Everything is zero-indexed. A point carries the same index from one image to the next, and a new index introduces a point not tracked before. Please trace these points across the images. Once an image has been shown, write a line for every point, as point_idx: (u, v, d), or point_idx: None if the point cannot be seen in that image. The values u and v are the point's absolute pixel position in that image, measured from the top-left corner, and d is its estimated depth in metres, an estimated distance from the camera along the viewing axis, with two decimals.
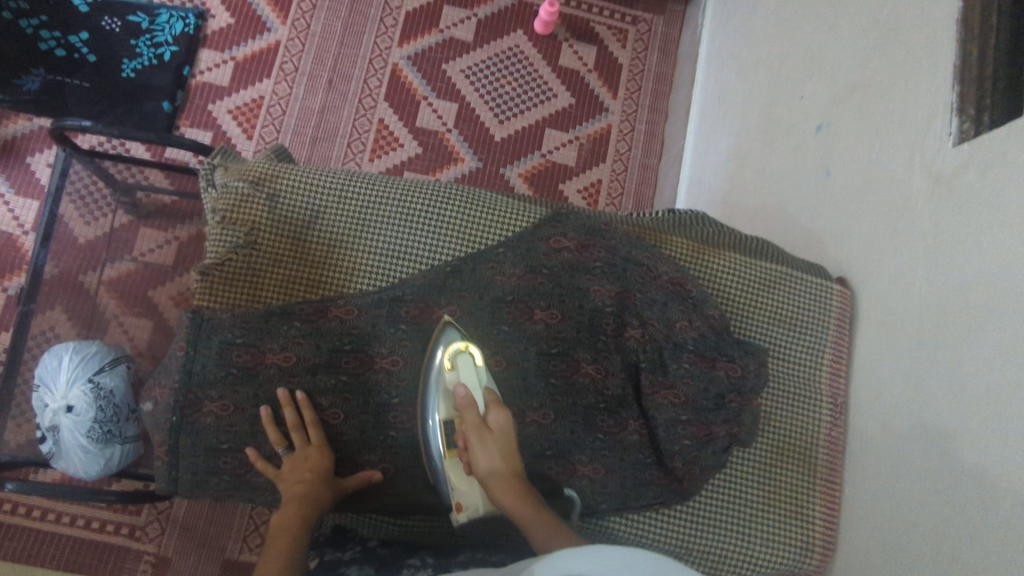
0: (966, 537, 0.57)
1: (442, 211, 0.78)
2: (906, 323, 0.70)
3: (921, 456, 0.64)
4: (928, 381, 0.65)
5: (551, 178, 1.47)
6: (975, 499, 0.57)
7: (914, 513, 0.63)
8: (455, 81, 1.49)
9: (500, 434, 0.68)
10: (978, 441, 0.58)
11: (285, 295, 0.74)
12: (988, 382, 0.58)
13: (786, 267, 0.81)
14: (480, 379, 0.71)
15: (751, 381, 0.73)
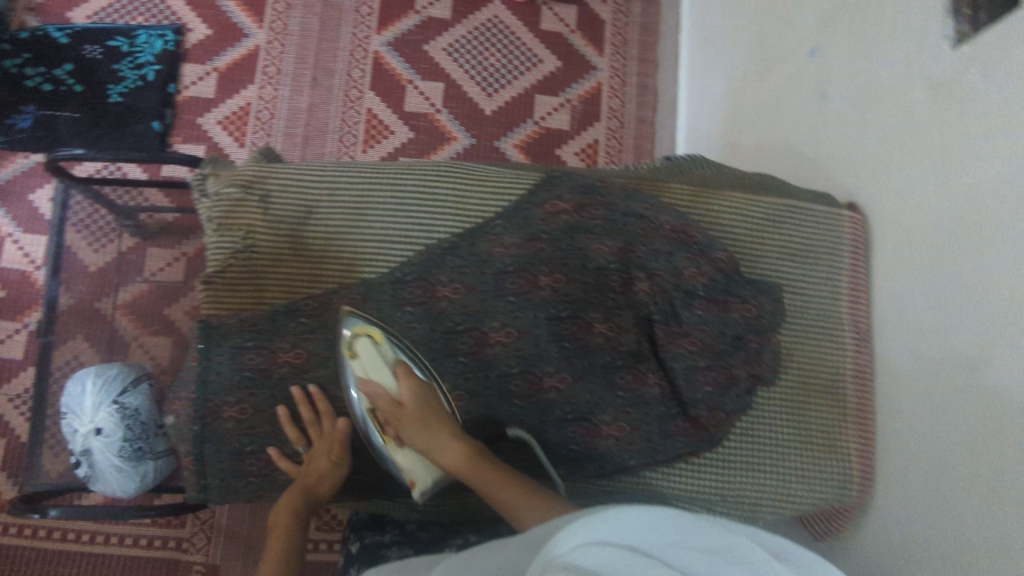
0: (1006, 447, 0.55)
1: (435, 188, 0.77)
2: (924, 240, 0.67)
3: (959, 374, 0.61)
4: (952, 298, 0.63)
5: (547, 144, 1.45)
6: (1012, 413, 0.55)
7: (953, 434, 0.61)
8: (438, 61, 1.47)
9: (416, 399, 0.68)
10: (1012, 353, 0.55)
11: (291, 292, 0.73)
12: (1015, 284, 0.56)
13: (792, 199, 0.78)
14: (384, 358, 0.70)
15: (767, 320, 0.72)
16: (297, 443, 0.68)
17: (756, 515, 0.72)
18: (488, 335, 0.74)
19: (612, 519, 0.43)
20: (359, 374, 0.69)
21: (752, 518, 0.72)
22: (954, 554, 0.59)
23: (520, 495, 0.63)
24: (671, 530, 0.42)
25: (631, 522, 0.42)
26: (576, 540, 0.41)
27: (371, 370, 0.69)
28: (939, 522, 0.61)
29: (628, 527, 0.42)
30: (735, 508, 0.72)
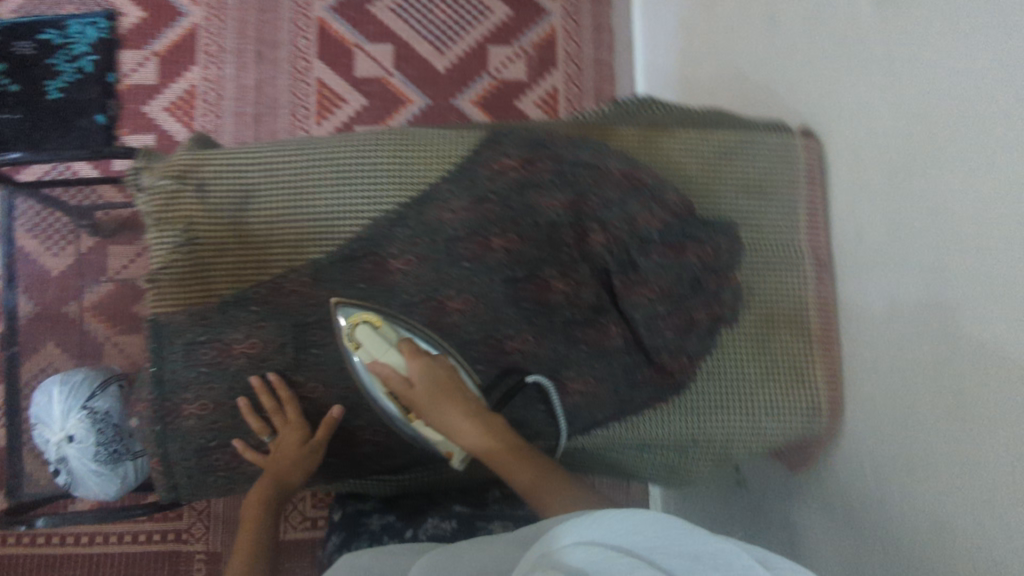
0: (960, 366, 0.53)
1: (376, 158, 0.73)
2: (874, 160, 0.64)
3: (915, 295, 0.59)
4: (904, 217, 0.60)
5: (505, 98, 1.41)
6: (961, 330, 0.53)
7: (909, 358, 0.59)
8: (384, 21, 1.41)
9: (432, 380, 0.68)
10: (964, 268, 0.53)
11: (239, 283, 0.71)
12: (963, 196, 0.53)
13: (742, 133, 0.77)
14: (389, 340, 0.69)
15: (725, 259, 0.70)
16: (266, 434, 0.68)
17: (731, 452, 0.73)
18: (444, 304, 0.73)
19: (599, 519, 0.42)
20: (366, 360, 0.69)
21: (723, 455, 0.73)
22: (910, 478, 0.59)
23: (541, 476, 0.63)
24: (659, 529, 0.41)
25: (620, 522, 0.41)
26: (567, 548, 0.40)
27: (380, 355, 0.69)
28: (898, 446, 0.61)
29: (616, 529, 0.41)
30: (705, 447, 0.72)
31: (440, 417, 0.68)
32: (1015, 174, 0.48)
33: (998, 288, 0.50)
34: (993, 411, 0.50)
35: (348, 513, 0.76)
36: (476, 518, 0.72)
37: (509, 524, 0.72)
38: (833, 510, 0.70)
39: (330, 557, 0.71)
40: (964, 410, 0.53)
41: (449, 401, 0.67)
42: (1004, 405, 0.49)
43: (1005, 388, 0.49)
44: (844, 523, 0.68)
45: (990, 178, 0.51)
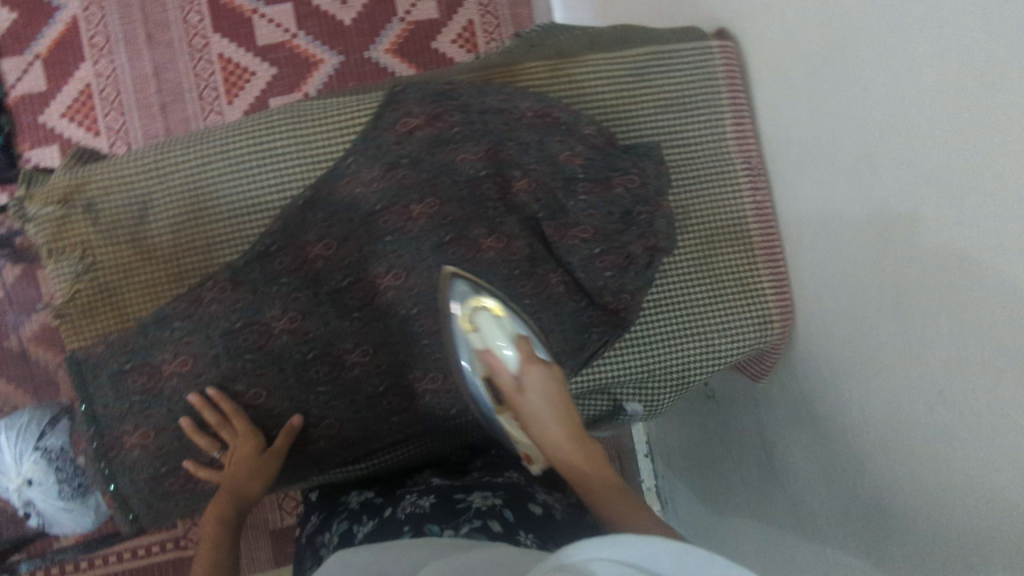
0: (900, 261, 0.52)
1: (270, 141, 0.68)
2: (792, 56, 0.62)
3: (856, 192, 0.56)
4: (832, 113, 0.58)
5: (420, 42, 1.34)
6: (899, 224, 0.52)
7: (856, 256, 0.58)
8: None
9: (540, 388, 0.66)
10: (895, 156, 0.51)
11: (153, 301, 0.67)
12: (886, 83, 0.51)
13: (653, 45, 0.72)
14: (507, 334, 0.69)
15: (655, 185, 0.67)
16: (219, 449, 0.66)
17: (689, 380, 0.72)
18: (376, 282, 0.70)
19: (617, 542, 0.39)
20: (479, 346, 0.69)
21: (683, 384, 0.72)
22: (866, 375, 0.59)
23: (615, 490, 0.58)
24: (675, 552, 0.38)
25: (641, 549, 0.38)
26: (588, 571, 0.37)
27: (496, 346, 0.68)
28: (847, 347, 0.61)
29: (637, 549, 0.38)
30: (665, 378, 0.71)
31: (535, 428, 0.65)
32: (948, 51, 0.45)
33: (935, 179, 0.48)
34: (936, 303, 0.49)
35: (326, 495, 0.72)
36: (455, 492, 0.63)
37: (493, 495, 0.62)
38: (800, 410, 0.70)
39: (310, 538, 0.67)
40: (908, 307, 0.52)
41: (551, 405, 0.65)
42: (949, 296, 0.48)
43: (948, 280, 0.48)
44: (809, 423, 0.69)
45: (918, 59, 0.48)
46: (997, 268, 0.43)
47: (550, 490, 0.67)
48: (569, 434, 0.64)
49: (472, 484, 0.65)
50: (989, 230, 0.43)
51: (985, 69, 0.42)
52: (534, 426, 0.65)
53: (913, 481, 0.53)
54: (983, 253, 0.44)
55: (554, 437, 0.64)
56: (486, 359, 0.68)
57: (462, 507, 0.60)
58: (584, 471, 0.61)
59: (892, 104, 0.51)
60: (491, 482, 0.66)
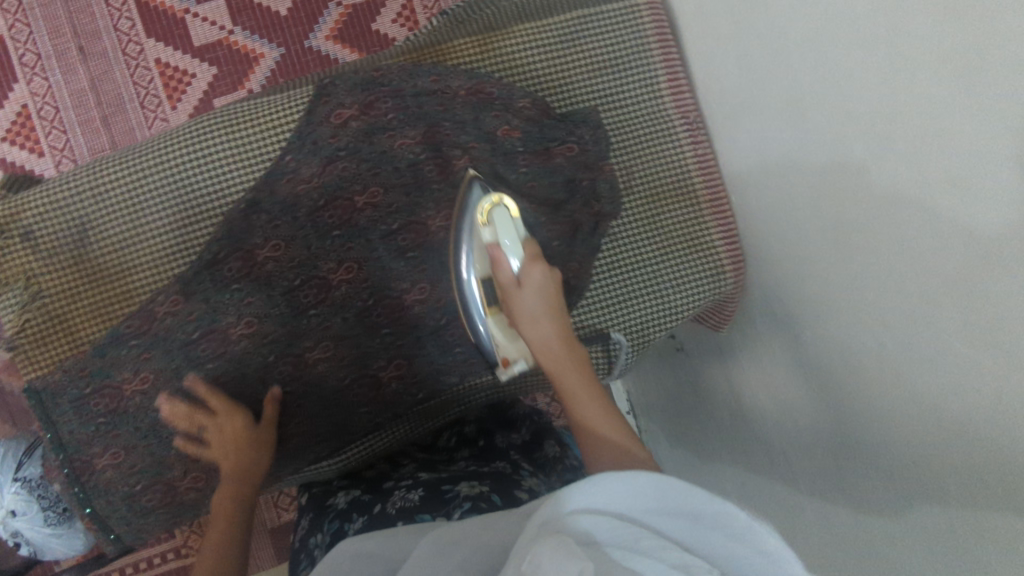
0: (837, 202, 0.53)
1: (203, 150, 0.67)
2: (716, 7, 0.63)
3: (792, 138, 0.57)
4: (763, 61, 0.58)
5: (360, 25, 1.31)
6: (835, 165, 0.52)
7: (794, 199, 0.59)
8: None
9: (540, 288, 0.61)
10: (826, 99, 0.52)
11: (103, 323, 0.66)
12: (811, 27, 0.51)
13: (580, 8, 0.71)
14: (517, 232, 0.63)
15: (593, 151, 0.70)
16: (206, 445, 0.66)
17: (648, 338, 0.72)
18: (329, 278, 0.70)
19: (598, 484, 0.39)
20: (486, 241, 0.63)
21: (645, 343, 0.73)
22: (816, 313, 0.60)
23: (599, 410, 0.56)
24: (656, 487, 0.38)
25: (621, 489, 0.38)
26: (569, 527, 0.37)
27: (502, 242, 0.62)
28: (796, 290, 0.62)
29: (615, 494, 0.38)
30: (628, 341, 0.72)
31: (524, 327, 0.61)
32: None
33: (867, 112, 0.47)
34: (871, 235, 0.50)
35: (316, 495, 0.71)
36: (443, 483, 0.63)
37: (480, 483, 0.62)
38: (757, 357, 0.72)
39: (303, 542, 0.66)
40: (848, 244, 0.53)
41: (547, 310, 0.61)
42: (881, 227, 0.48)
43: (881, 215, 0.48)
44: (761, 364, 0.72)
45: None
46: (925, 194, 0.43)
47: (536, 470, 0.67)
48: (561, 337, 0.60)
49: (457, 473, 0.65)
50: (917, 158, 0.44)
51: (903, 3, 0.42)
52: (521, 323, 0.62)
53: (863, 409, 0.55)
54: (912, 183, 0.44)
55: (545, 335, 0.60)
56: (490, 254, 0.62)
57: (449, 495, 0.60)
58: (566, 371, 0.59)
59: (817, 44, 0.51)
60: (477, 470, 0.66)
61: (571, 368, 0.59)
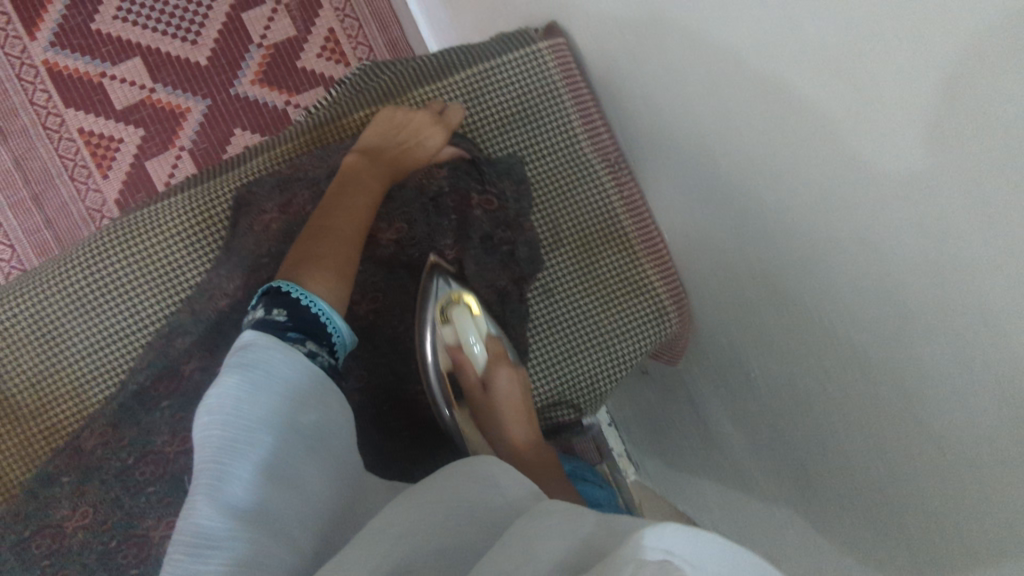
0: (785, 255, 0.50)
1: (119, 269, 0.67)
2: (627, 53, 0.60)
3: (734, 185, 0.53)
4: (693, 104, 0.53)
5: (283, 64, 1.23)
6: (786, 221, 0.48)
7: (743, 245, 0.55)
8: (117, 34, 1.19)
9: (509, 391, 0.65)
10: (771, 152, 0.46)
11: (34, 460, 0.65)
12: (741, 80, 0.46)
13: (482, 61, 0.69)
14: (482, 326, 0.67)
15: (513, 207, 0.68)
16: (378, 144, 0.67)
17: (602, 391, 0.70)
18: None
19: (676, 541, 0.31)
20: (451, 341, 0.67)
21: (597, 396, 0.71)
22: (764, 347, 0.58)
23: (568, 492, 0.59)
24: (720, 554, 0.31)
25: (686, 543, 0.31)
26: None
27: (467, 342, 0.67)
28: (747, 322, 0.60)
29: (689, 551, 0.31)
30: (579, 395, 0.70)
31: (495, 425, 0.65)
32: (800, 32, 0.39)
33: (808, 166, 0.43)
34: (818, 287, 0.47)
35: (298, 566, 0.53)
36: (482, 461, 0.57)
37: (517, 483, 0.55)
38: (715, 385, 0.71)
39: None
40: (802, 300, 0.49)
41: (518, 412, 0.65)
42: (832, 285, 0.45)
43: (830, 273, 0.45)
44: (726, 399, 0.70)
45: (767, 26, 0.41)
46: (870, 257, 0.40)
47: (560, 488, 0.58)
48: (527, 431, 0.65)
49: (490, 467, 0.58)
50: (851, 219, 0.41)
51: (830, 66, 0.38)
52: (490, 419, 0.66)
53: (832, 442, 0.52)
54: (865, 246, 0.40)
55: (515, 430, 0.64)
56: (457, 355, 0.67)
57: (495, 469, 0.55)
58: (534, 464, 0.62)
59: (751, 97, 0.46)
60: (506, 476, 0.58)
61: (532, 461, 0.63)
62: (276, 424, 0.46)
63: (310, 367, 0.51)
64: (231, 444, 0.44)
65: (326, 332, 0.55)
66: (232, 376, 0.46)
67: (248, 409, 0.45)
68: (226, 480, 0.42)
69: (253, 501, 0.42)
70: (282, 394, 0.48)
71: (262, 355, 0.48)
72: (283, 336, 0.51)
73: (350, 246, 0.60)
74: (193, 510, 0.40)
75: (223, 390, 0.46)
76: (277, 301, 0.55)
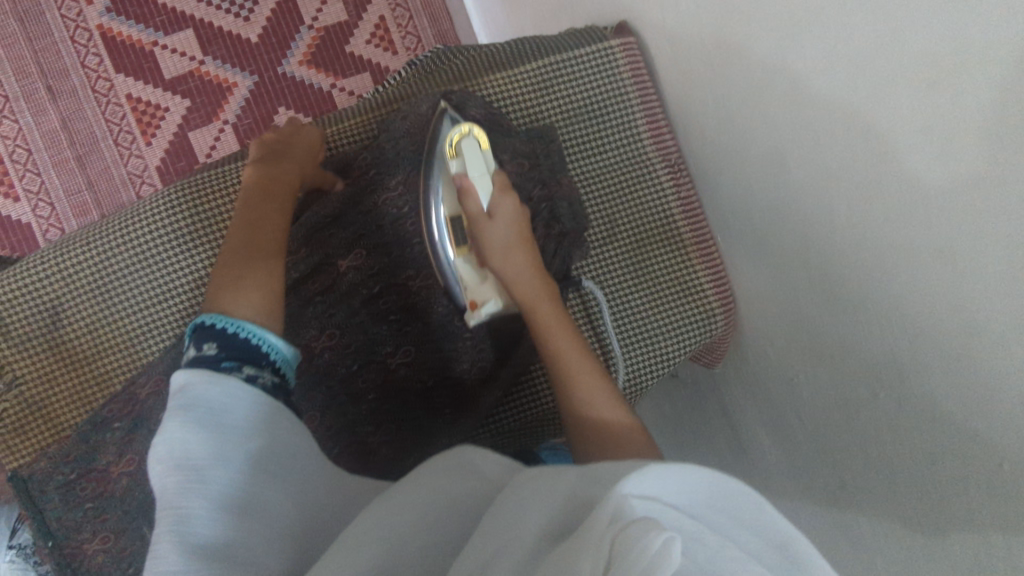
0: (855, 261, 0.51)
1: (180, 229, 0.67)
2: (706, 58, 0.61)
3: (807, 191, 0.54)
4: (771, 109, 0.55)
5: (333, 46, 1.24)
6: (860, 226, 0.49)
7: (805, 249, 0.57)
8: (173, 5, 1.19)
9: (507, 219, 0.63)
10: (855, 157, 0.48)
11: (86, 406, 0.66)
12: (833, 91, 0.47)
13: (556, 54, 0.71)
14: (486, 163, 0.65)
15: (546, 164, 0.70)
16: (276, 153, 0.69)
17: (643, 386, 0.72)
18: (311, 346, 0.69)
19: (662, 478, 0.33)
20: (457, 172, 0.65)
21: (637, 391, 0.72)
22: (816, 355, 0.59)
23: (581, 367, 0.57)
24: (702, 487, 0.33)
25: (670, 482, 0.33)
26: (661, 545, 0.28)
27: (471, 173, 0.64)
28: (803, 333, 0.60)
29: (673, 489, 0.33)
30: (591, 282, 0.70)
31: (496, 260, 0.62)
32: (910, 42, 0.40)
33: (895, 171, 0.44)
34: (886, 288, 0.48)
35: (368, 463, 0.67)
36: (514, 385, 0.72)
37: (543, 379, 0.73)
38: (750, 390, 0.72)
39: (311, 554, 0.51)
40: (863, 305, 0.51)
41: (523, 255, 0.63)
42: (906, 288, 0.46)
43: (902, 277, 0.46)
44: (757, 404, 0.71)
45: (873, 37, 0.43)
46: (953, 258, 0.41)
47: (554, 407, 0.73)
48: (535, 266, 0.62)
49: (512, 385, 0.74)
50: (940, 220, 0.42)
51: (948, 76, 0.39)
52: (491, 254, 0.63)
53: (875, 451, 0.54)
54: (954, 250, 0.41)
55: (518, 269, 0.62)
56: (459, 182, 0.64)
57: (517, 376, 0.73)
58: (546, 317, 0.60)
59: (845, 106, 0.47)
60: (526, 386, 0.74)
61: (548, 319, 0.60)
62: (233, 455, 0.44)
63: (251, 390, 0.49)
64: (189, 485, 0.42)
65: (262, 354, 0.53)
66: (175, 422, 0.45)
67: (194, 451, 0.44)
68: (188, 520, 0.41)
69: (221, 538, 0.41)
70: (230, 428, 0.46)
71: (204, 394, 0.47)
72: (215, 366, 0.50)
73: (271, 256, 0.61)
74: (159, 556, 0.40)
75: (169, 436, 0.44)
76: (207, 335, 0.53)
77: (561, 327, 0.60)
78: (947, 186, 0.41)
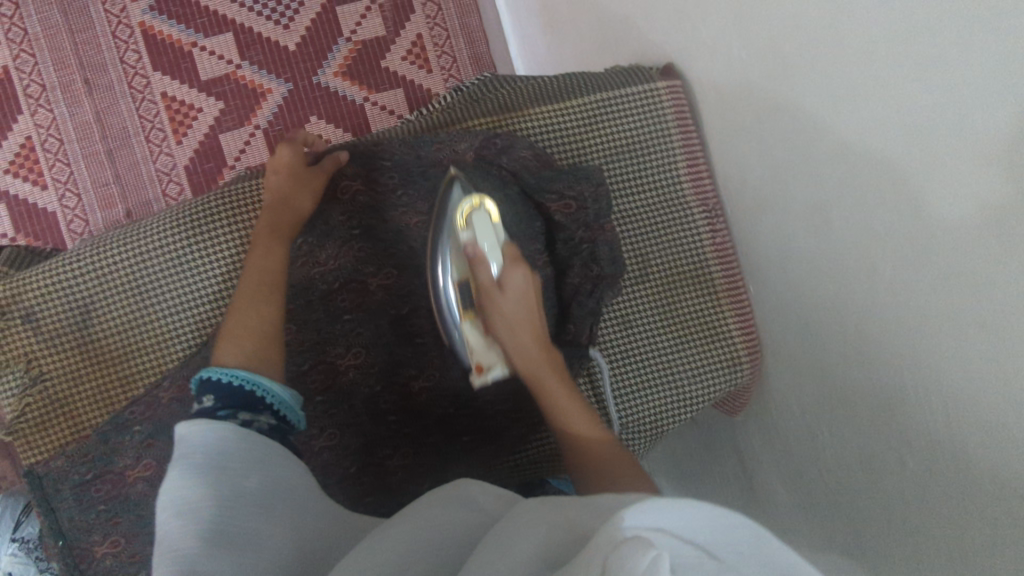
0: (882, 322, 0.51)
1: (212, 236, 0.67)
2: (749, 106, 0.61)
3: (841, 249, 0.54)
4: (810, 163, 0.55)
5: (368, 59, 1.25)
6: (889, 289, 0.49)
7: (833, 304, 0.57)
8: (214, 8, 1.20)
9: (520, 294, 0.64)
10: (889, 222, 0.48)
11: (107, 407, 0.67)
12: (873, 153, 0.47)
13: (601, 92, 0.73)
14: (497, 234, 0.65)
15: (593, 209, 0.69)
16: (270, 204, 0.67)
17: (662, 426, 0.73)
18: (336, 364, 0.72)
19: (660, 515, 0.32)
20: (466, 242, 0.64)
21: (657, 433, 0.73)
22: (835, 410, 0.59)
23: (608, 450, 0.60)
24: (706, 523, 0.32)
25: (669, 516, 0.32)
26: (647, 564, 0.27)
27: (481, 244, 0.64)
28: (825, 388, 0.60)
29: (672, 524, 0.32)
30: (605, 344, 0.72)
31: (509, 333, 0.64)
32: (956, 112, 0.40)
33: (931, 240, 0.44)
34: (911, 354, 0.48)
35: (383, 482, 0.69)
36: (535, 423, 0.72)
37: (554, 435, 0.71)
38: (767, 439, 0.72)
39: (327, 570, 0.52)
40: (885, 367, 0.51)
41: (530, 326, 0.64)
42: (931, 356, 0.46)
43: (928, 344, 0.46)
44: (772, 453, 0.71)
45: (916, 104, 0.43)
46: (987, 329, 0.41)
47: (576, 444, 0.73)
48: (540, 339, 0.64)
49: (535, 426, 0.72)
50: (973, 291, 0.42)
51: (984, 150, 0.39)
52: (504, 327, 0.64)
53: (889, 513, 0.53)
54: (982, 320, 0.41)
55: (525, 345, 0.64)
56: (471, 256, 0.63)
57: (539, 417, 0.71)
58: (553, 386, 0.62)
59: (885, 169, 0.47)
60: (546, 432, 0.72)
61: (561, 392, 0.62)
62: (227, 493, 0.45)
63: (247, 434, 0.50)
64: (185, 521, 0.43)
65: (260, 399, 0.54)
66: (176, 470, 0.46)
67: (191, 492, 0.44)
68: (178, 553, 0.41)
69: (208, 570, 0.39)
70: (229, 473, 0.46)
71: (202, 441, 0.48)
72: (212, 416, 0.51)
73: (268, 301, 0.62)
74: None
75: (171, 483, 0.45)
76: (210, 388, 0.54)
77: (571, 397, 0.62)
78: (980, 254, 0.41)
